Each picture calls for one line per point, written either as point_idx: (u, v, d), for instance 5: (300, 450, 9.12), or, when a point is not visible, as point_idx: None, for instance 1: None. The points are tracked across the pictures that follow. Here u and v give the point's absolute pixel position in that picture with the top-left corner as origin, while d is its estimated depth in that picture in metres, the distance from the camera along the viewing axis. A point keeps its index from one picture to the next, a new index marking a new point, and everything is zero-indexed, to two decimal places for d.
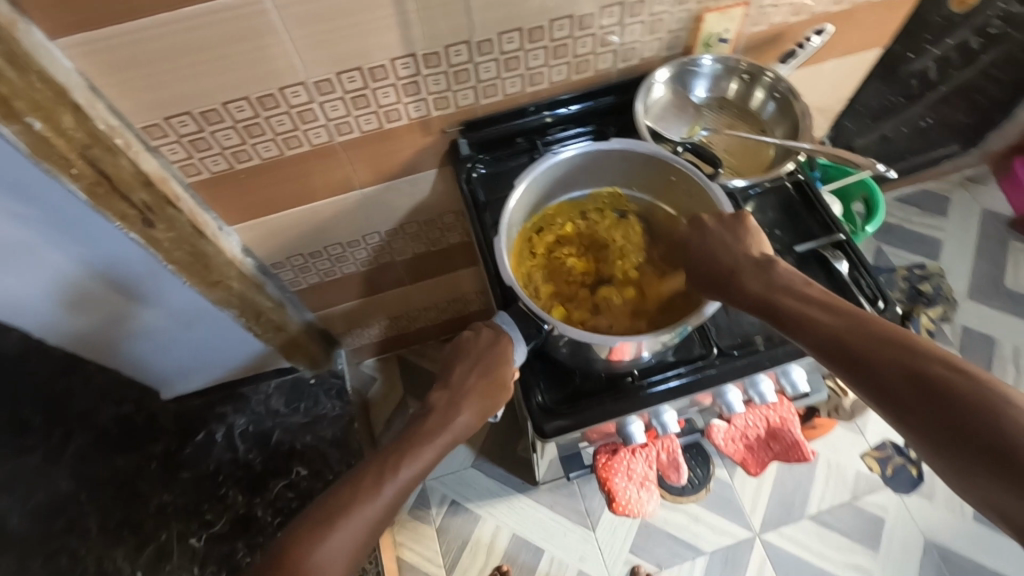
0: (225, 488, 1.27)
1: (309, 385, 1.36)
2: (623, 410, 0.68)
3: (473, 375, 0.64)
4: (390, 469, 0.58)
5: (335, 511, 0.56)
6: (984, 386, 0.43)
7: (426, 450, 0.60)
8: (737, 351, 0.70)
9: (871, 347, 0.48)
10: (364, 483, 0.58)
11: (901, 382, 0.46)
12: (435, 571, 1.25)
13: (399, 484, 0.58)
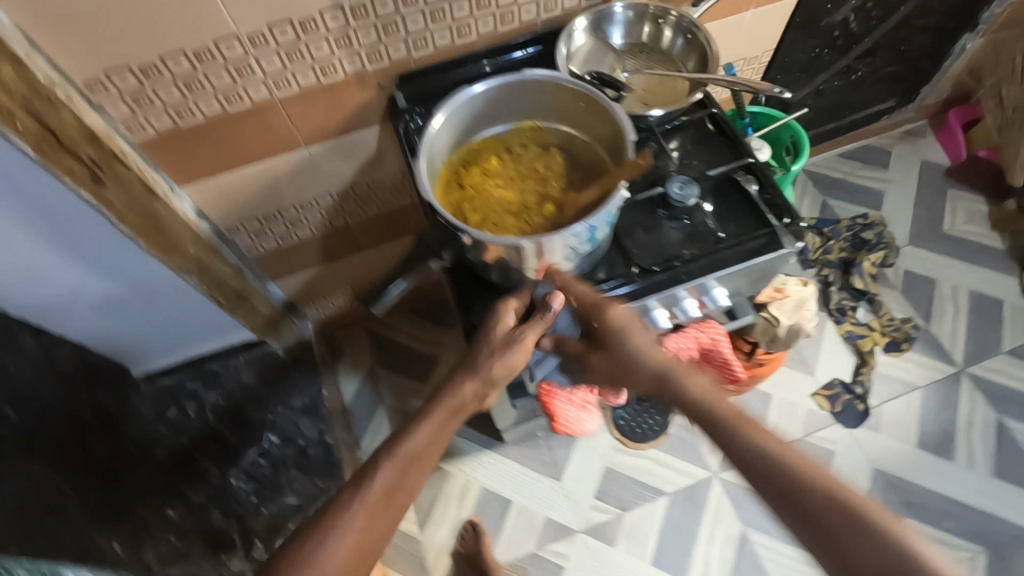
0: (199, 459, 1.28)
1: (278, 358, 1.37)
2: (553, 325, 0.73)
3: (473, 357, 0.69)
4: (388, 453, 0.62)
5: (342, 506, 0.58)
6: (891, 551, 0.47)
7: (422, 435, 0.64)
8: (658, 268, 0.75)
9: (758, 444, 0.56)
10: (368, 471, 0.61)
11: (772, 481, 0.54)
12: (409, 528, 1.30)
13: (398, 469, 0.61)
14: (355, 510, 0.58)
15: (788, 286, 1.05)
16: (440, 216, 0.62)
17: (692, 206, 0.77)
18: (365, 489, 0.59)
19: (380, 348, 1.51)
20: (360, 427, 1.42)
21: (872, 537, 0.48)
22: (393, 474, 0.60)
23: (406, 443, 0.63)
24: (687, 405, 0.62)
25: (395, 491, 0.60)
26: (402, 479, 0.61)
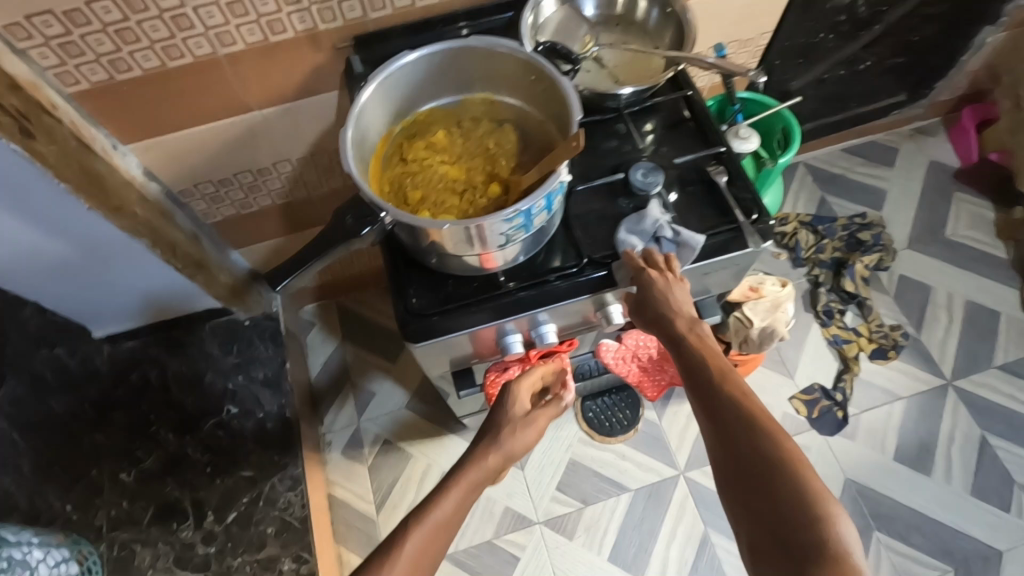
0: (156, 425, 1.23)
1: (244, 328, 1.33)
2: (495, 315, 0.69)
3: (495, 435, 0.72)
4: (419, 521, 0.60)
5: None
6: (801, 498, 0.50)
7: (449, 503, 0.62)
8: (610, 260, 0.69)
9: (753, 437, 0.54)
10: (392, 542, 0.58)
11: (755, 482, 0.53)
12: (366, 507, 1.28)
13: (429, 543, 0.58)
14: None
15: (765, 285, 0.99)
16: (359, 189, 0.57)
17: (654, 195, 0.71)
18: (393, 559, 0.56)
19: (350, 323, 1.47)
20: (325, 403, 1.39)
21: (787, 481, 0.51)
22: (419, 542, 0.58)
23: (436, 515, 0.61)
24: (694, 377, 0.61)
25: (422, 562, 0.57)
26: (428, 549, 0.58)
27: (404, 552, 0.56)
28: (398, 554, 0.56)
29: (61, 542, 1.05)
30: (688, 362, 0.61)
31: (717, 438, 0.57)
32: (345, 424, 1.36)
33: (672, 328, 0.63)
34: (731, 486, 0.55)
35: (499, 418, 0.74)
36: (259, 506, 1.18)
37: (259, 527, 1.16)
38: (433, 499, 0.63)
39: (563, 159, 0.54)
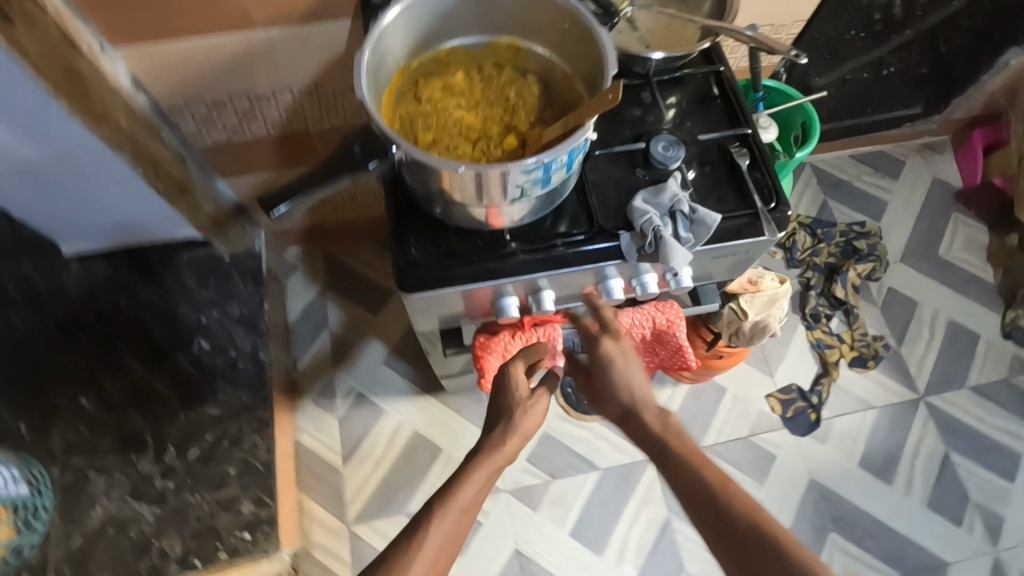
0: (121, 354, 1.18)
1: (223, 263, 1.27)
2: (496, 274, 0.65)
3: (505, 420, 0.74)
4: (441, 505, 0.66)
5: (402, 549, 0.62)
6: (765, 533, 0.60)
7: (468, 487, 0.68)
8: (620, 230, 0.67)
9: (732, 505, 0.64)
10: (417, 530, 0.64)
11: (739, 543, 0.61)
12: (333, 459, 1.26)
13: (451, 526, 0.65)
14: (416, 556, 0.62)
15: (765, 279, 0.98)
16: (371, 117, 0.53)
17: (671, 170, 0.69)
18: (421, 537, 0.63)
19: (334, 271, 1.43)
20: (300, 349, 1.36)
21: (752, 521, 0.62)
22: (442, 531, 0.64)
23: (458, 499, 0.67)
24: (665, 459, 0.71)
25: (446, 541, 0.64)
26: (453, 531, 0.65)
27: (429, 532, 0.64)
28: (422, 534, 0.63)
29: (11, 460, 1.07)
30: (662, 445, 0.72)
31: (697, 511, 0.66)
32: (319, 373, 1.34)
33: (638, 419, 0.74)
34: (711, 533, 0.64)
35: (505, 402, 0.75)
36: (222, 445, 1.15)
37: (221, 466, 1.14)
38: (456, 481, 0.69)
39: (595, 114, 0.51)
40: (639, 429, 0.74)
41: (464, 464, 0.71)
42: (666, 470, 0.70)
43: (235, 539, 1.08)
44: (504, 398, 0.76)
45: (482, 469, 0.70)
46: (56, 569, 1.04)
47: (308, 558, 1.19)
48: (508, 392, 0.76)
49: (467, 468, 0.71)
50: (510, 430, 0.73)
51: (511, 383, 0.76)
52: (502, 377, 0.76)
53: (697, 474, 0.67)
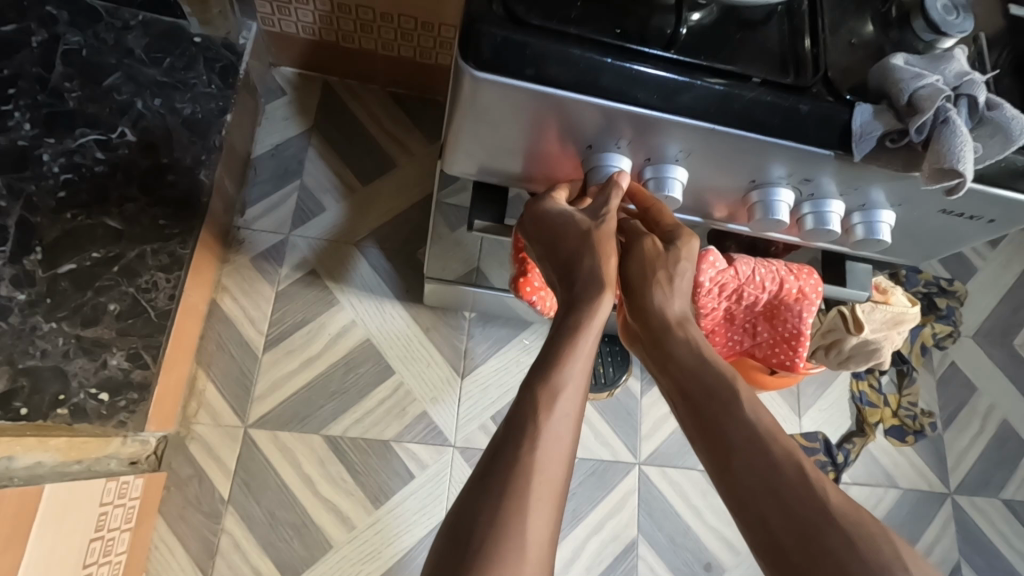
0: (12, 104, 0.86)
1: (189, 42, 0.95)
2: (626, 92, 0.38)
3: (588, 258, 0.44)
4: (531, 444, 0.38)
5: (492, 531, 0.35)
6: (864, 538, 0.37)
7: (563, 422, 0.39)
8: (850, 96, 0.39)
9: (805, 492, 0.39)
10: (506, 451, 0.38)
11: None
12: (252, 338, 0.97)
13: (557, 489, 0.38)
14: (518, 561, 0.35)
15: (895, 293, 0.72)
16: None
17: (943, 35, 0.41)
18: (518, 516, 0.36)
19: (328, 113, 1.10)
20: (256, 193, 1.04)
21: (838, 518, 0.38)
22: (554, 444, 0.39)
23: (547, 455, 0.38)
24: (765, 493, 0.40)
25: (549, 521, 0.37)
26: (554, 495, 0.37)
27: (524, 509, 0.36)
28: (522, 511, 0.36)
29: None
30: (767, 467, 0.41)
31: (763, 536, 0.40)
32: (270, 228, 1.03)
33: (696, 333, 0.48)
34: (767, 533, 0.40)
35: (567, 238, 0.45)
36: (110, 271, 0.84)
37: (97, 297, 0.82)
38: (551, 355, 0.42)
39: None
40: (719, 428, 0.43)
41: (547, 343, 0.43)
42: (760, 506, 0.40)
43: (83, 398, 0.78)
44: (561, 247, 0.46)
45: (572, 387, 0.40)
46: None
47: (180, 449, 0.91)
48: (558, 237, 0.46)
49: (553, 358, 0.41)
50: (598, 275, 0.44)
51: (564, 217, 0.46)
52: (545, 209, 0.47)
53: (831, 533, 0.38)
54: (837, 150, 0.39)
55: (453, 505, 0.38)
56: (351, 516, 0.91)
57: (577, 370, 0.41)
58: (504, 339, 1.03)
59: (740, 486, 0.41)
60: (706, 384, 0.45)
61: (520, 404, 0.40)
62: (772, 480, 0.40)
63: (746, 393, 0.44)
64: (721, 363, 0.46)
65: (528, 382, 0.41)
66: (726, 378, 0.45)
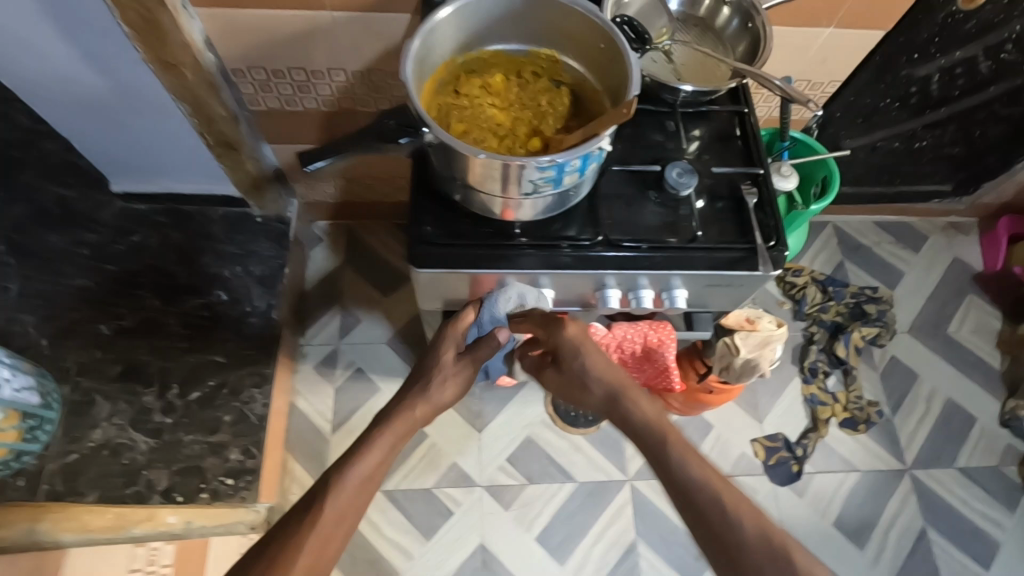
0: (145, 289, 1.28)
1: (254, 222, 1.35)
2: (499, 265, 0.69)
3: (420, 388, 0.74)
4: (324, 499, 0.61)
5: (270, 558, 0.56)
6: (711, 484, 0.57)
7: (347, 481, 0.63)
8: (623, 245, 0.70)
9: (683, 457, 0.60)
10: (307, 507, 0.61)
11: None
12: (322, 425, 1.30)
13: (333, 530, 0.59)
14: (297, 551, 0.57)
15: (762, 320, 1.01)
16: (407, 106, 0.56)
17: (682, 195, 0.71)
18: (295, 539, 0.58)
19: (355, 248, 1.48)
20: (310, 317, 1.41)
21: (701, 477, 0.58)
22: (339, 500, 0.61)
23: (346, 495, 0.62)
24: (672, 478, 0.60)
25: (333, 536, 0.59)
26: (326, 537, 0.59)
27: (298, 542, 0.57)
28: (295, 548, 0.57)
29: (28, 371, 1.10)
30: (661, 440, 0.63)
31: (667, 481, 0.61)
32: (324, 341, 1.38)
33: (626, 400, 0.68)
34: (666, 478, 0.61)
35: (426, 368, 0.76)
36: (221, 393, 1.20)
37: (216, 412, 1.19)
38: (357, 449, 0.67)
39: (611, 124, 0.57)
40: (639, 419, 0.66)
41: (359, 441, 0.68)
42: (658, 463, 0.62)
43: (218, 483, 1.13)
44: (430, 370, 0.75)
45: (359, 466, 0.65)
46: (46, 479, 1.11)
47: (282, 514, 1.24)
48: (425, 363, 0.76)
49: (354, 453, 0.66)
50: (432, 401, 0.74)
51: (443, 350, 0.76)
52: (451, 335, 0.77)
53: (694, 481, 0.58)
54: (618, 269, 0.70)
55: (254, 542, 0.59)
56: (410, 549, 1.21)
57: (367, 467, 0.65)
58: (507, 398, 1.34)
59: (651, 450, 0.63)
60: (648, 441, 0.63)
61: (319, 486, 0.63)
62: (698, 499, 0.57)
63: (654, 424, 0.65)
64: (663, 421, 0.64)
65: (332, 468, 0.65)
66: (657, 426, 0.64)
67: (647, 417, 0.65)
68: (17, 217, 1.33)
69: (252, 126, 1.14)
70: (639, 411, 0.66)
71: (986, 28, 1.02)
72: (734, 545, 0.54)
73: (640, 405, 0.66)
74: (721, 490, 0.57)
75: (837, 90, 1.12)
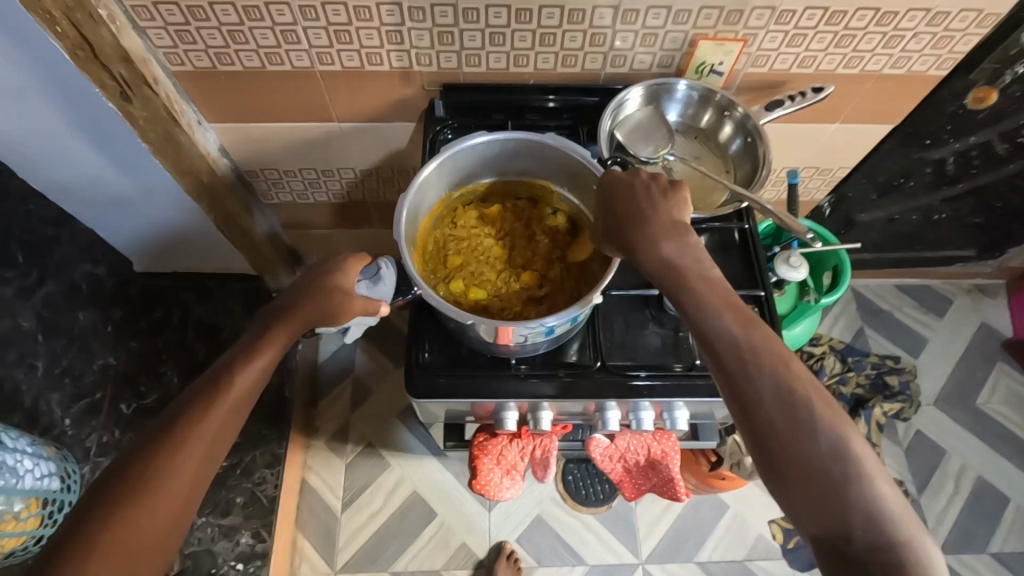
0: (165, 367, 1.32)
1: (270, 297, 1.39)
2: (496, 393, 0.70)
3: None
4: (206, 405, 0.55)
5: (145, 469, 0.51)
6: (796, 401, 0.49)
7: (244, 384, 0.58)
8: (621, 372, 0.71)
9: (763, 374, 0.50)
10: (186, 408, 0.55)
11: (815, 489, 0.47)
12: (332, 502, 1.30)
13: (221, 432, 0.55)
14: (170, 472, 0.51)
15: None
16: (403, 266, 0.58)
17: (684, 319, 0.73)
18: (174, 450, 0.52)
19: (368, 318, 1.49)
20: (322, 389, 1.42)
21: (782, 396, 0.49)
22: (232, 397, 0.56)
23: (164, 487, 0.51)
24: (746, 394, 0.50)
25: (153, 516, 0.50)
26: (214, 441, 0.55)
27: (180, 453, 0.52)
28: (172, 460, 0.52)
29: (51, 455, 1.14)
30: (736, 343, 0.52)
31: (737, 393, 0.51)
32: (335, 414, 1.39)
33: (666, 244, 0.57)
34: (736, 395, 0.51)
35: None
36: (235, 474, 1.22)
37: (229, 493, 1.20)
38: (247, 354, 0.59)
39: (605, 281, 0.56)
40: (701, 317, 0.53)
41: (247, 345, 0.61)
42: (731, 369, 0.51)
43: (228, 568, 1.14)
44: None
45: (252, 369, 0.59)
46: None
47: None
48: None
49: (241, 358, 0.59)
50: None
51: None
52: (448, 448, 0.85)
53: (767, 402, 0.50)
54: (616, 397, 0.70)
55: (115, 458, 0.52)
56: None
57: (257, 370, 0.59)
58: None
59: (722, 354, 0.52)
60: (674, 288, 0.55)
61: (198, 394, 0.56)
62: (729, 358, 0.51)
63: (725, 322, 0.52)
64: (690, 271, 0.55)
65: (220, 370, 0.58)
66: (683, 282, 0.55)
67: (665, 259, 0.56)
68: (48, 294, 1.32)
69: (266, 215, 1.17)
70: (661, 252, 0.56)
71: (1002, 115, 0.99)
72: (815, 469, 0.47)
73: (660, 247, 0.56)
74: (758, 348, 0.51)
75: (857, 164, 1.06)
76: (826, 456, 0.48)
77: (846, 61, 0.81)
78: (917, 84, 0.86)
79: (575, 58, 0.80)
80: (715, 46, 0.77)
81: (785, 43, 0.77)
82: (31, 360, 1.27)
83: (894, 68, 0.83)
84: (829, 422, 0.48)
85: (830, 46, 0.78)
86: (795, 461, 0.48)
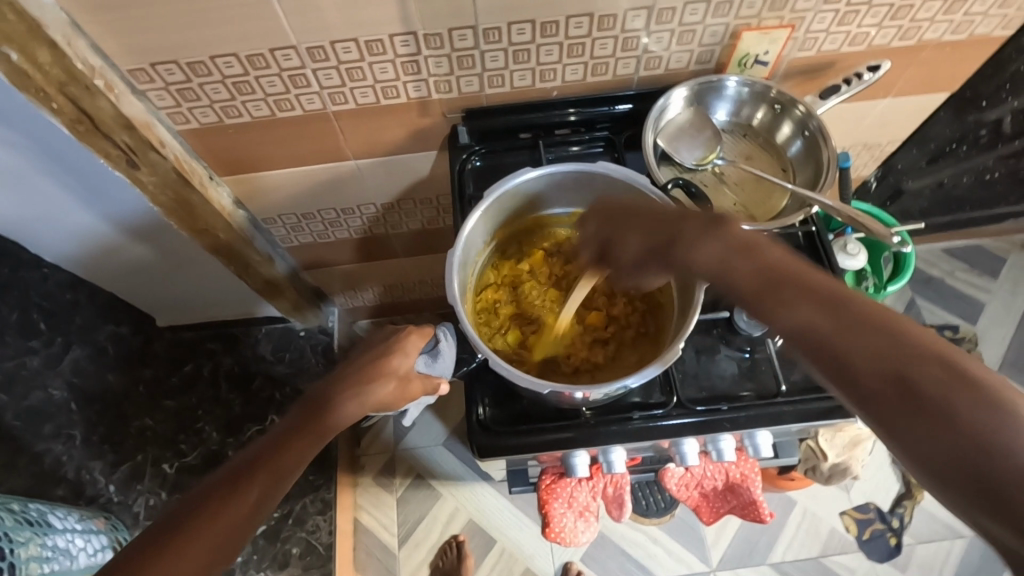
0: (203, 422, 1.29)
1: (298, 337, 1.35)
2: (566, 444, 0.65)
3: None
4: (234, 488, 0.50)
5: (155, 549, 0.46)
6: (921, 382, 0.38)
7: (276, 468, 0.52)
8: (699, 407, 0.66)
9: (863, 352, 0.40)
10: (216, 488, 0.50)
11: (970, 487, 0.35)
12: (389, 541, 1.27)
13: (239, 519, 0.49)
14: (174, 557, 0.46)
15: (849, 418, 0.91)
16: (462, 328, 0.55)
17: (757, 338, 0.68)
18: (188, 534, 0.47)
19: None
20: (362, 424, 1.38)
21: (900, 378, 0.39)
22: (259, 484, 0.51)
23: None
24: (854, 379, 0.40)
25: None
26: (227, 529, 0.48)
27: (191, 538, 0.47)
28: (182, 544, 0.47)
29: (101, 527, 1.12)
30: (820, 324, 0.42)
31: (839, 377, 0.41)
32: (379, 450, 1.35)
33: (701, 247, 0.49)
34: (840, 382, 0.41)
35: None
36: (287, 525, 1.21)
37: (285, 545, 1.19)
38: (292, 431, 0.55)
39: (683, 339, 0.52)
40: (772, 299, 0.45)
41: (294, 419, 0.56)
42: (824, 352, 0.42)
43: None
44: None
45: (292, 452, 0.53)
46: None
47: None
48: None
49: (285, 437, 0.54)
50: None
51: None
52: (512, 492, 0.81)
53: (883, 388, 0.39)
54: (694, 433, 0.65)
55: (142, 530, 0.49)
56: None
57: (296, 452, 0.54)
58: None
59: (807, 339, 0.43)
60: (729, 292, 0.48)
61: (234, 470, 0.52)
62: (813, 345, 0.42)
63: (802, 303, 0.44)
64: (736, 262, 0.48)
65: (263, 447, 0.54)
66: (735, 276, 0.47)
67: (714, 266, 0.49)
68: (76, 360, 1.29)
69: (287, 260, 1.12)
70: (701, 253, 0.49)
71: None
72: (963, 460, 0.35)
73: (696, 251, 0.49)
74: (855, 328, 0.41)
75: (908, 136, 0.98)
76: (978, 448, 0.35)
77: (901, 33, 0.74)
78: (979, 47, 0.78)
79: (606, 65, 0.74)
80: (761, 36, 0.71)
81: (836, 23, 0.70)
82: (68, 431, 1.25)
83: (954, 34, 0.75)
84: (977, 404, 0.36)
85: (885, 20, 0.71)
86: (936, 462, 0.36)
